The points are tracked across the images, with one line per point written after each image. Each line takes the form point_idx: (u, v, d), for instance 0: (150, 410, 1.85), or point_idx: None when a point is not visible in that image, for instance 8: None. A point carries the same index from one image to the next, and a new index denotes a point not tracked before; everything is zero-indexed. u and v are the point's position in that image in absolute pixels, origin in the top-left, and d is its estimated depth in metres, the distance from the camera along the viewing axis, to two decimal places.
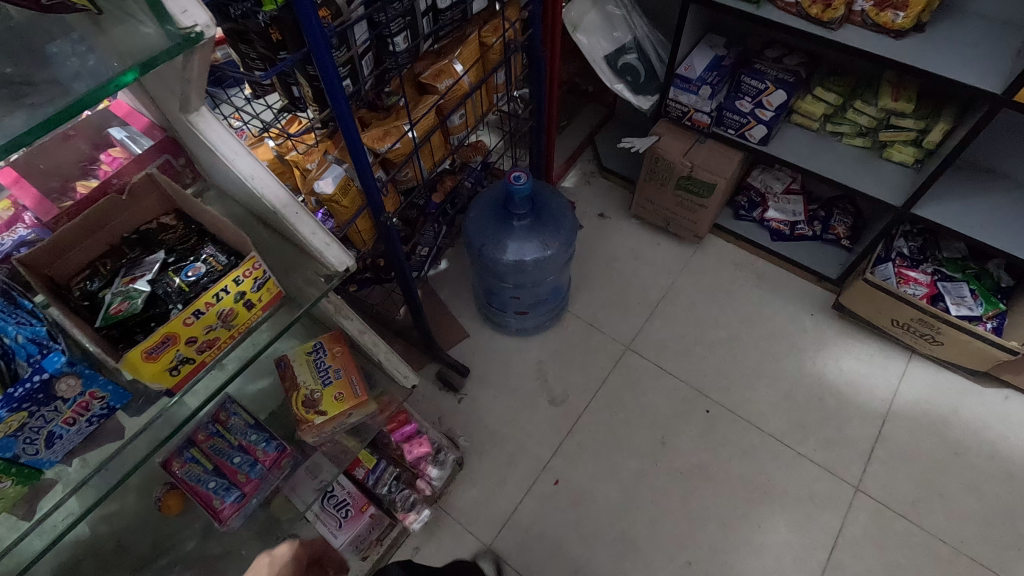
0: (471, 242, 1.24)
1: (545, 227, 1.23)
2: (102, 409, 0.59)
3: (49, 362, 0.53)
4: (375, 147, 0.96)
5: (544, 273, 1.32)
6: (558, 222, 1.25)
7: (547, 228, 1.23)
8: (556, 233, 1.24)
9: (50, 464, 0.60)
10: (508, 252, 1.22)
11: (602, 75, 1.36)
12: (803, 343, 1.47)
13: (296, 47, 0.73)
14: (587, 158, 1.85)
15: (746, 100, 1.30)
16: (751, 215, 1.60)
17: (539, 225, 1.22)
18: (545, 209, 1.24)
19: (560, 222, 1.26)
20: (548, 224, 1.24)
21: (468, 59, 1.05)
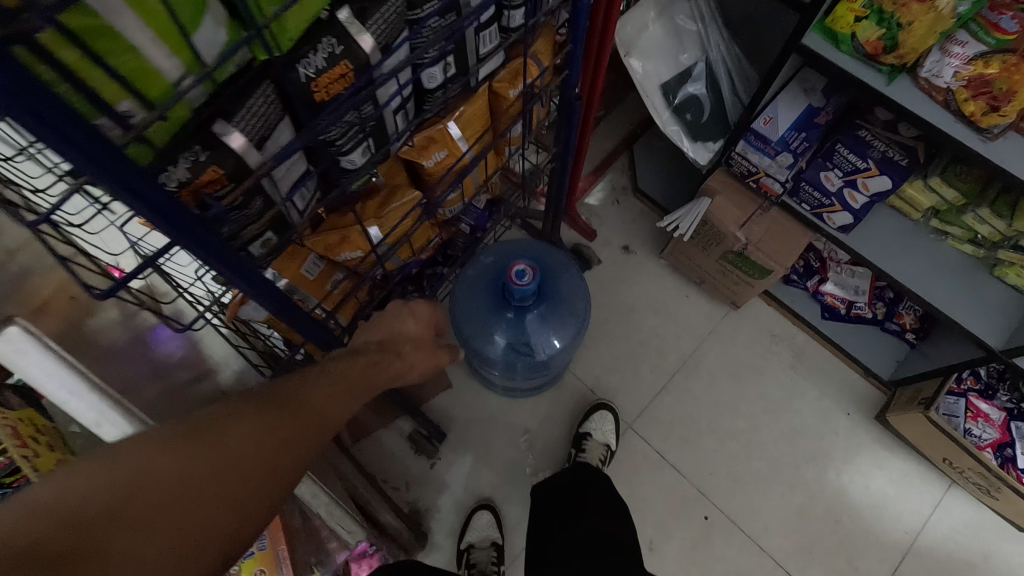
0: (460, 329, 1.05)
1: (555, 319, 1.03)
2: None
3: None
4: (329, 256, 0.71)
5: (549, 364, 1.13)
6: (569, 310, 1.05)
7: (556, 320, 1.03)
8: (566, 324, 1.04)
9: None
10: (508, 348, 1.03)
11: (654, 113, 1.04)
12: (831, 450, 1.28)
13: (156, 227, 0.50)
14: (619, 168, 1.53)
15: (835, 174, 0.99)
16: (803, 283, 1.33)
17: (546, 317, 1.03)
18: (555, 295, 1.04)
19: (573, 310, 1.06)
20: (558, 315, 1.04)
21: (470, 124, 0.77)
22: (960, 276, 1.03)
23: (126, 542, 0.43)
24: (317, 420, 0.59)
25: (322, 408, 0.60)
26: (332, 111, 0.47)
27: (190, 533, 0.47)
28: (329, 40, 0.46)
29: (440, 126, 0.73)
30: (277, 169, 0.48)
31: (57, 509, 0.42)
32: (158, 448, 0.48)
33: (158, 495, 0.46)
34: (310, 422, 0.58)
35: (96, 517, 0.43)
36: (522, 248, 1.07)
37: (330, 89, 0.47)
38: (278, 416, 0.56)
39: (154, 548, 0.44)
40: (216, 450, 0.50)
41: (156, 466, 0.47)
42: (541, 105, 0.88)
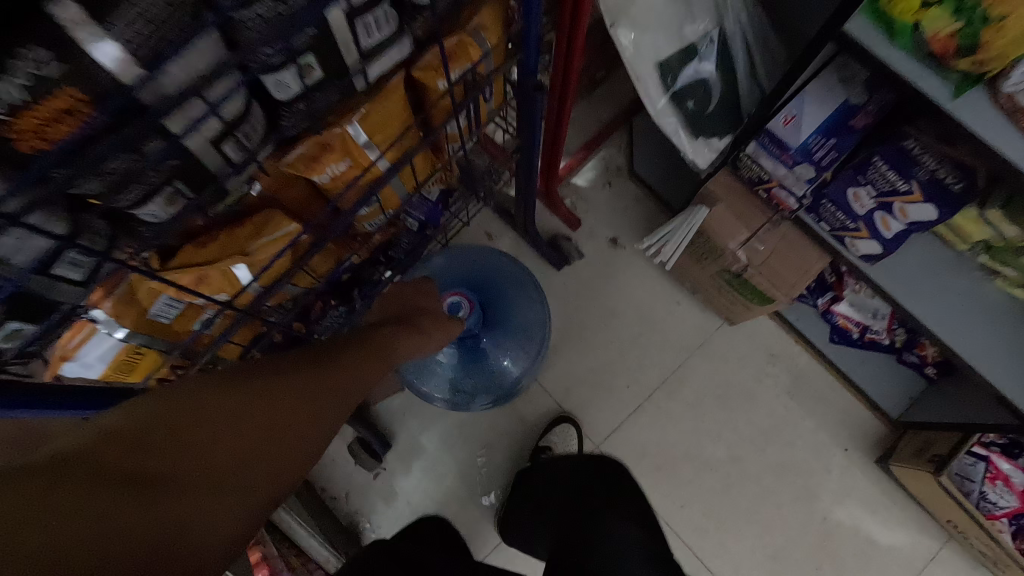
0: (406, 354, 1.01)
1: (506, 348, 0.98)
2: None
3: None
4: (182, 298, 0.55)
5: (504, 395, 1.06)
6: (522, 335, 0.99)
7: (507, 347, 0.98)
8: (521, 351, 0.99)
9: None
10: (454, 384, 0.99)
11: (646, 100, 0.83)
12: (820, 489, 1.14)
13: None
14: (616, 143, 1.31)
15: (866, 194, 0.79)
16: (813, 301, 1.12)
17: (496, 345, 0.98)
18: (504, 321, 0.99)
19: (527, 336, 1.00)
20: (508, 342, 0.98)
21: (380, 127, 0.58)
22: (1005, 326, 0.84)
23: (170, 465, 0.45)
24: (340, 389, 0.60)
25: (345, 376, 0.61)
26: (60, 162, 0.33)
27: (228, 471, 0.48)
28: (36, 54, 0.33)
29: (334, 131, 0.55)
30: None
31: (114, 437, 0.45)
32: (200, 395, 0.51)
33: (199, 432, 0.48)
34: (332, 389, 0.59)
35: (143, 442, 0.45)
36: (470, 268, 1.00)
37: (46, 133, 0.35)
38: (301, 379, 0.57)
39: (208, 469, 0.47)
40: (247, 400, 0.53)
41: (197, 408, 0.50)
42: (491, 94, 0.68)
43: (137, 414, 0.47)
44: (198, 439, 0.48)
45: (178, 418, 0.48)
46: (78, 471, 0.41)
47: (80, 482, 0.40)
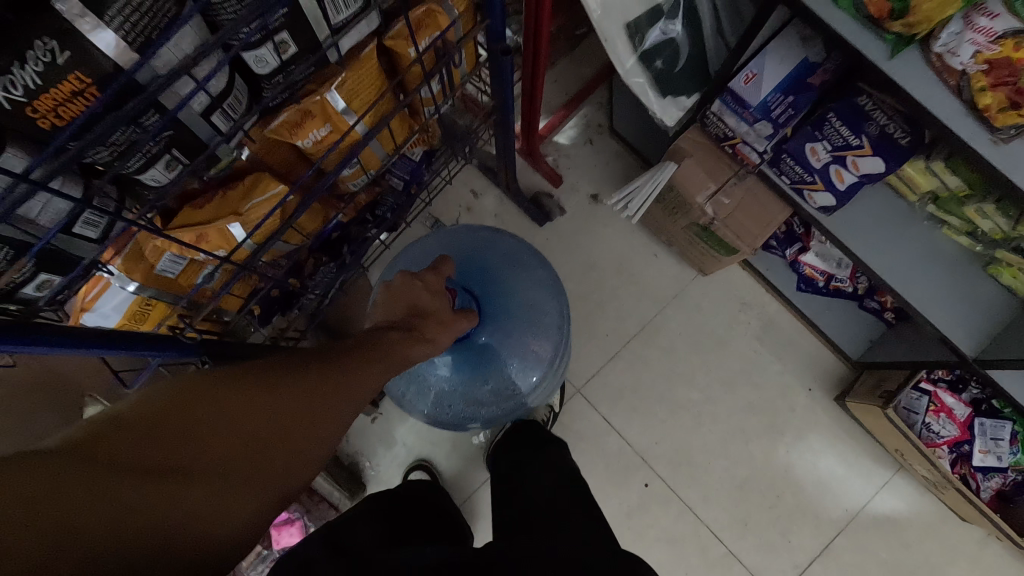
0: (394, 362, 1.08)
1: (509, 334, 1.02)
2: None
3: None
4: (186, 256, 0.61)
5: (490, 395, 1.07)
6: (531, 321, 1.04)
7: (510, 339, 1.02)
8: (533, 340, 1.03)
9: None
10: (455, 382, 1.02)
11: (616, 61, 0.85)
12: (784, 426, 1.23)
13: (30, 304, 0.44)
14: (597, 101, 1.34)
15: (822, 148, 0.83)
16: (781, 251, 1.19)
17: (497, 336, 1.01)
18: (503, 303, 1.02)
19: (530, 317, 1.04)
20: (509, 326, 1.02)
21: (358, 97, 0.62)
22: (949, 269, 0.91)
23: (195, 452, 0.48)
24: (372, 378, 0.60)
25: (373, 366, 0.61)
26: (76, 129, 0.36)
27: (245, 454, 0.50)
28: (42, 44, 0.40)
29: (314, 99, 0.59)
30: (20, 207, 0.38)
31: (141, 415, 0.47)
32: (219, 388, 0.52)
33: (214, 428, 0.49)
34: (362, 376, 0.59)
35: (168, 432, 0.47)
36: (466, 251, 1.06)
37: (57, 111, 0.43)
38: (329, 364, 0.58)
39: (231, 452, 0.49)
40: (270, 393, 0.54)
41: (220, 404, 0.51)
42: (462, 60, 0.73)
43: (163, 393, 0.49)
44: (210, 436, 0.49)
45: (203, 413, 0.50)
46: (117, 449, 0.44)
47: (106, 460, 0.43)
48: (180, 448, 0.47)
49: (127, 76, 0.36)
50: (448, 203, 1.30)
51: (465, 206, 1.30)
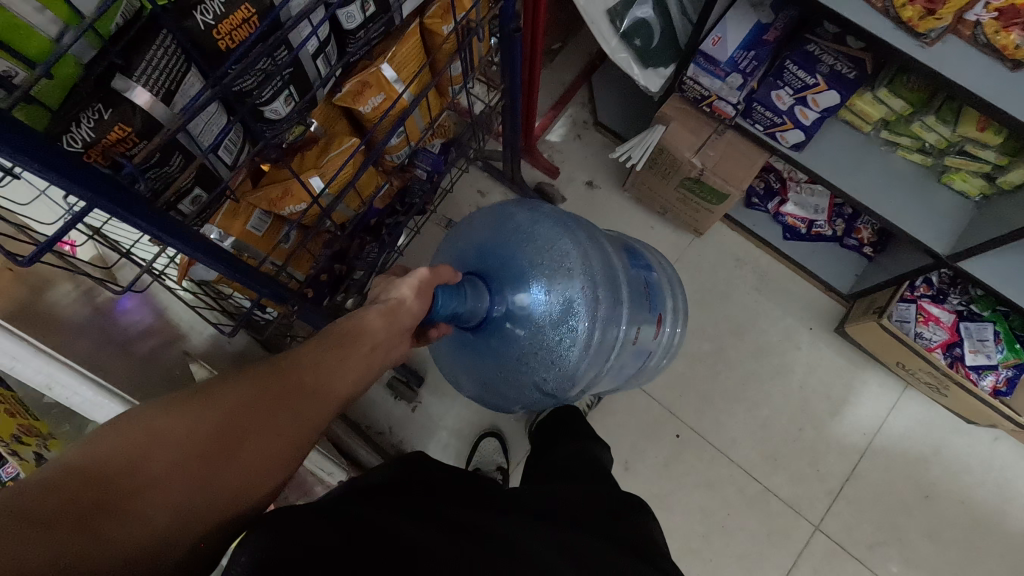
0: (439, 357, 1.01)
1: (539, 298, 0.86)
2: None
3: None
4: (274, 211, 0.71)
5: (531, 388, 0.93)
6: (559, 275, 0.88)
7: (545, 307, 0.86)
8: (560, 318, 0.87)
9: None
10: (505, 372, 0.90)
11: (601, 41, 1.02)
12: (795, 364, 1.33)
13: (165, 213, 0.49)
14: (580, 101, 1.51)
15: (786, 93, 0.99)
16: (765, 205, 1.34)
17: (530, 305, 0.86)
18: (520, 263, 0.87)
19: (555, 274, 0.88)
20: (536, 286, 0.86)
21: (406, 67, 0.74)
22: (910, 185, 1.05)
23: (158, 482, 0.42)
24: (341, 371, 0.56)
25: (342, 355, 0.57)
26: (237, 57, 0.45)
27: (212, 478, 0.44)
28: None
29: (373, 69, 0.71)
30: (193, 122, 0.47)
31: (90, 460, 0.41)
32: (173, 409, 0.45)
33: (177, 460, 0.43)
34: (329, 378, 0.55)
35: (118, 470, 0.41)
36: (471, 231, 0.95)
37: (233, 37, 0.46)
38: (298, 364, 0.53)
39: (202, 482, 0.43)
40: (229, 409, 0.47)
41: (180, 430, 0.44)
42: (480, 41, 0.86)
43: (108, 434, 0.42)
44: (174, 469, 0.43)
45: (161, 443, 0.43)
46: (65, 502, 0.38)
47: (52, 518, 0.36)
48: (136, 481, 0.41)
49: (276, 14, 0.45)
50: (459, 202, 1.42)
51: (474, 205, 1.42)
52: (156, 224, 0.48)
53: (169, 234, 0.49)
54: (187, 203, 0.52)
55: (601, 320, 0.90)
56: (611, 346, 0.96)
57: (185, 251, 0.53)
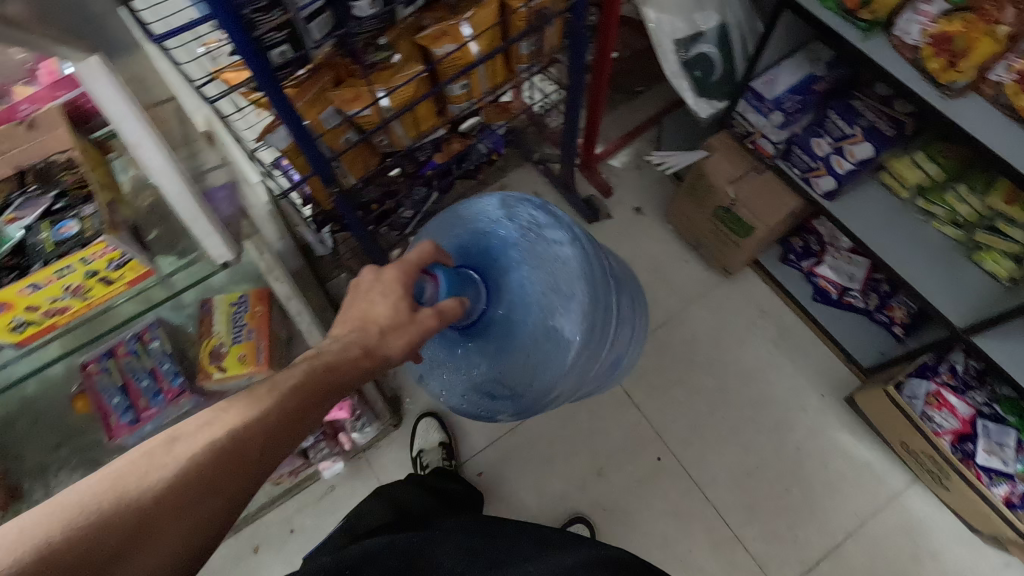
0: None
1: (534, 320, 0.87)
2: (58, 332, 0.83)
3: None
4: (343, 110, 0.86)
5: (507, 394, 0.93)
6: (564, 309, 0.88)
7: (539, 330, 0.88)
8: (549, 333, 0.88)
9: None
10: (488, 378, 0.91)
11: (664, 63, 1.14)
12: (796, 424, 1.30)
13: (257, 45, 0.65)
14: (648, 138, 1.63)
15: (825, 141, 1.04)
16: (799, 263, 1.36)
17: (522, 324, 0.87)
18: (527, 282, 0.88)
19: (558, 303, 0.88)
20: (537, 309, 0.87)
21: (481, 28, 0.90)
22: (940, 257, 1.06)
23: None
24: (294, 432, 0.52)
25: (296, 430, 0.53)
26: None
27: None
28: None
29: (452, 21, 0.87)
30: None
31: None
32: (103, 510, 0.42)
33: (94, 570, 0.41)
34: (280, 444, 0.51)
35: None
36: (494, 223, 0.93)
37: None
38: (259, 430, 0.50)
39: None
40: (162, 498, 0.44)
41: (85, 531, 0.41)
42: (551, 29, 1.01)
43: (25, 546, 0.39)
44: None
45: (59, 550, 0.40)
46: None
47: None
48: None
49: None
50: None
51: None
52: (246, 47, 0.64)
53: (255, 60, 0.65)
54: (275, 48, 0.69)
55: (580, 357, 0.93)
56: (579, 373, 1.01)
57: (260, 82, 0.68)
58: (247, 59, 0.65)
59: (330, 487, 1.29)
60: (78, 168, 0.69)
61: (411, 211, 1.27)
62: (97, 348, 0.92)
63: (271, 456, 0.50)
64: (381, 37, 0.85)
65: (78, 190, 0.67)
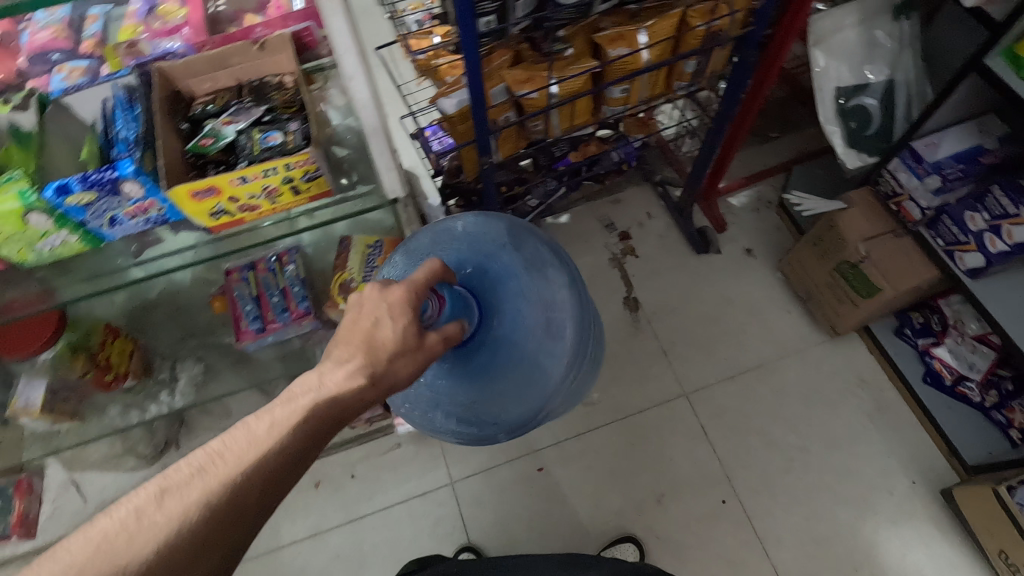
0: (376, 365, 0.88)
1: (523, 355, 0.77)
2: (270, 257, 1.01)
3: (171, 213, 0.72)
4: (513, 89, 0.91)
5: (493, 421, 0.81)
6: (554, 346, 0.79)
7: (521, 370, 0.78)
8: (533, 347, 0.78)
9: (170, 214, 0.72)
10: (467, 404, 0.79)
11: (819, 107, 1.13)
12: (878, 505, 1.22)
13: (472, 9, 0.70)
14: (773, 184, 1.60)
15: (981, 217, 0.99)
16: (915, 340, 1.30)
17: (507, 360, 0.76)
18: (518, 317, 0.76)
19: (552, 338, 0.79)
20: (527, 344, 0.77)
21: (658, 38, 0.93)
22: None
23: None
24: (294, 473, 0.48)
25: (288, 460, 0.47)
26: None
27: None
28: None
29: (632, 27, 0.91)
30: None
31: None
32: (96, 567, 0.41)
33: None
34: (276, 490, 0.46)
35: None
36: (497, 250, 0.81)
37: None
38: (250, 467, 0.45)
39: None
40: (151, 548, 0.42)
41: None
42: (718, 53, 1.03)
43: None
44: None
45: None
46: None
47: None
48: None
49: None
50: (626, 212, 1.58)
51: (638, 221, 1.56)
52: (464, 10, 0.70)
53: (468, 23, 0.71)
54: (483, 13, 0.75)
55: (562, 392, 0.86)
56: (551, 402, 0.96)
57: (463, 42, 0.74)
58: (463, 20, 0.71)
59: (396, 445, 1.34)
60: (289, 91, 0.77)
61: (535, 202, 1.31)
62: (242, 259, 1.01)
63: (263, 486, 0.45)
64: (564, 27, 0.89)
65: (287, 109, 0.75)
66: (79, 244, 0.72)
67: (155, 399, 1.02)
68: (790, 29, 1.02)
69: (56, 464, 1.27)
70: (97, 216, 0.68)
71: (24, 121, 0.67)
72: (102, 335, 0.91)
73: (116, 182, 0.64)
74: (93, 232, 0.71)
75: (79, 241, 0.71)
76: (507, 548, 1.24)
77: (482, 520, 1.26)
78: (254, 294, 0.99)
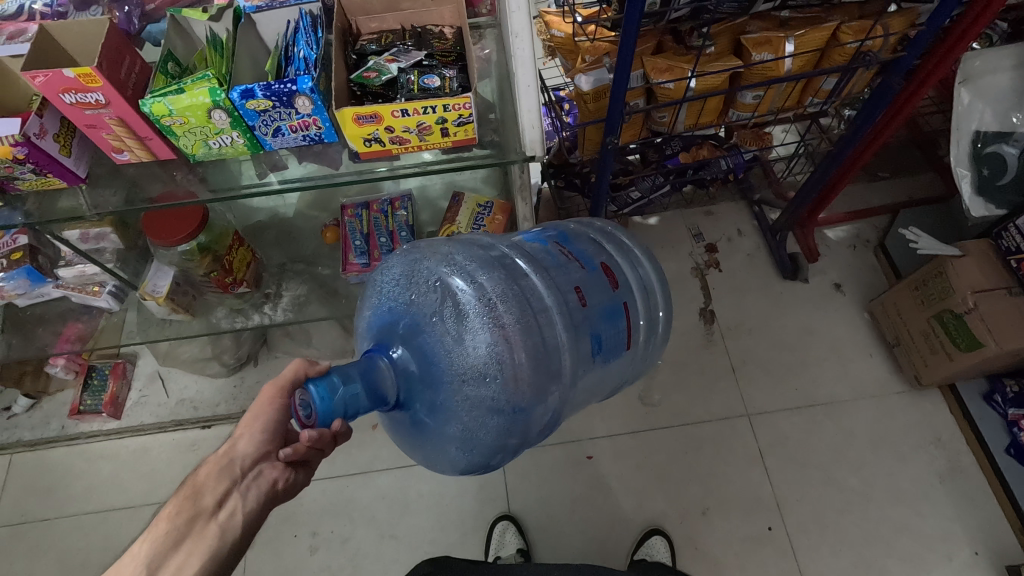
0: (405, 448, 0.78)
1: (433, 352, 0.64)
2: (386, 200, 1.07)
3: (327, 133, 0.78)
4: (651, 76, 0.93)
5: (527, 416, 0.69)
6: (494, 331, 0.66)
7: (493, 371, 0.65)
8: (474, 339, 0.65)
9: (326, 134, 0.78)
10: (484, 439, 0.67)
11: (952, 148, 1.10)
12: (935, 567, 1.17)
13: None
14: (876, 224, 1.55)
15: None
16: (1004, 407, 1.24)
17: (439, 356, 0.64)
18: (404, 323, 0.67)
19: (431, 313, 0.66)
20: (468, 346, 0.65)
21: (806, 48, 0.93)
22: None
23: None
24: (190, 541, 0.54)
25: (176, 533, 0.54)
26: None
27: None
28: None
29: (782, 34, 0.91)
30: None
31: None
32: None
33: None
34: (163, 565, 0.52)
35: None
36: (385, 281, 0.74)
37: None
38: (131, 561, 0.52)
39: None
40: None
41: None
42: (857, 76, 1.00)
43: None
44: None
45: None
46: None
47: None
48: None
49: None
50: (716, 226, 1.57)
51: (726, 236, 1.55)
52: None
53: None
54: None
55: (522, 324, 0.68)
56: (574, 331, 0.79)
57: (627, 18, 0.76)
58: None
59: None
60: (449, 41, 0.81)
61: (636, 195, 1.31)
62: (359, 198, 1.08)
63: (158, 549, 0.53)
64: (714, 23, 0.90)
65: (444, 58, 0.79)
66: (242, 148, 0.79)
67: (258, 310, 1.10)
68: (941, 64, 0.98)
69: (149, 355, 1.39)
70: (266, 124, 0.74)
71: (217, 32, 0.78)
72: (230, 242, 0.98)
73: (292, 94, 0.70)
74: (257, 138, 0.77)
75: (243, 145, 0.78)
76: (545, 524, 1.26)
77: (525, 493, 1.29)
78: (365, 231, 1.05)
